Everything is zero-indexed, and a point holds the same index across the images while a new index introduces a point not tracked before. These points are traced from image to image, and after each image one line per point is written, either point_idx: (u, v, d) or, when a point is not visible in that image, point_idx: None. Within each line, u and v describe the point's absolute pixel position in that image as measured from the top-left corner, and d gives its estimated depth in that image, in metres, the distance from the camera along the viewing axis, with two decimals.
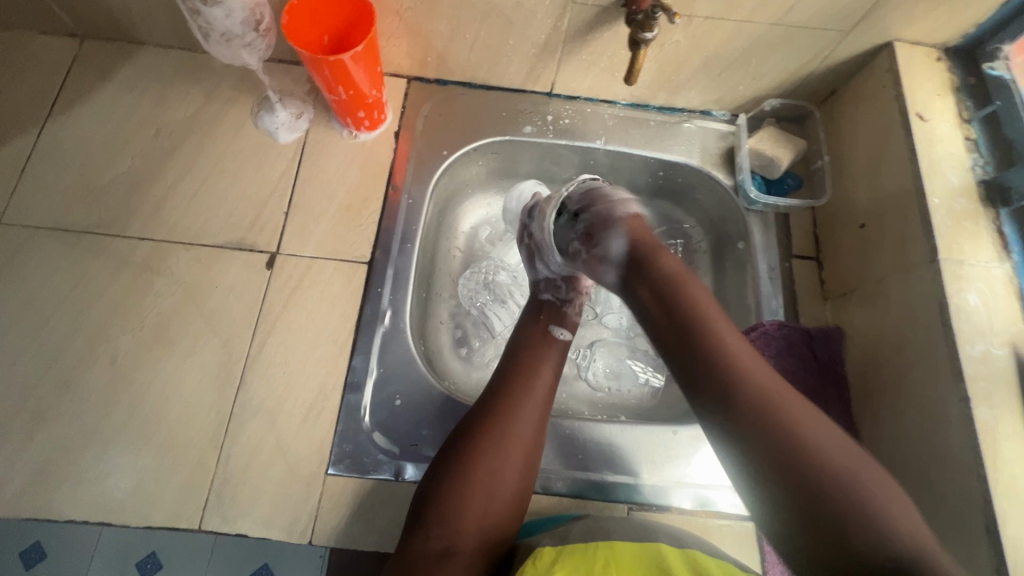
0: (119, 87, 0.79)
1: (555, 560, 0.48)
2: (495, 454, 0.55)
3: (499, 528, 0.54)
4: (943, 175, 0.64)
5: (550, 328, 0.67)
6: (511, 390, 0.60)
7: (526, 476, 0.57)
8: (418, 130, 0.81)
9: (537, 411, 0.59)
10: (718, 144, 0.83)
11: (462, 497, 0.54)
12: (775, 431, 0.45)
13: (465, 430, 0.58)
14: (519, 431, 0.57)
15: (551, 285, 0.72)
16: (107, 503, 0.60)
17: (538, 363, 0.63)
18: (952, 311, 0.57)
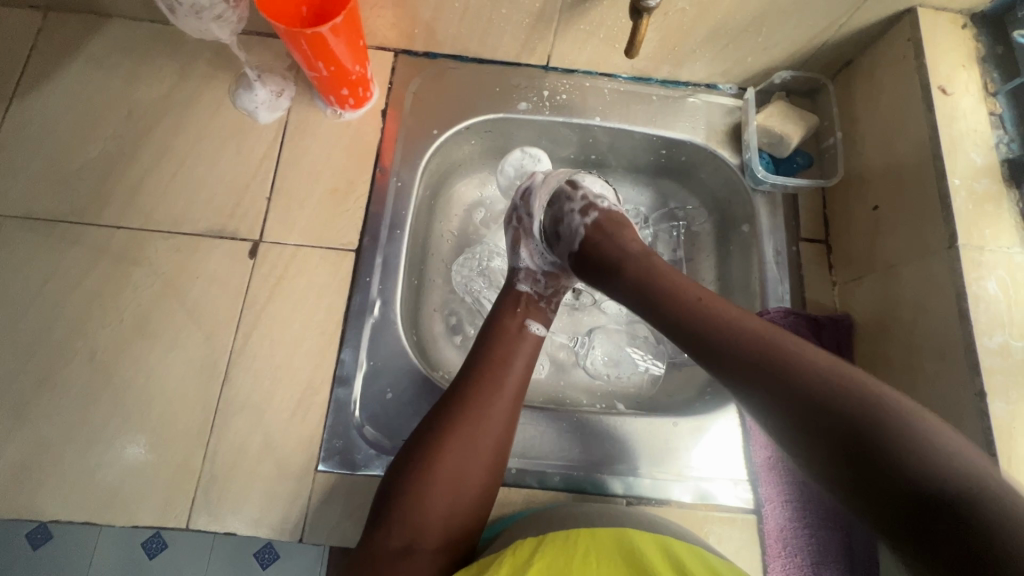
0: (87, 64, 0.74)
1: (533, 551, 0.47)
2: (459, 453, 0.53)
3: (462, 526, 0.53)
4: (965, 154, 0.60)
5: (526, 321, 0.64)
6: (480, 386, 0.56)
7: (492, 473, 0.55)
8: (406, 107, 0.76)
9: (506, 407, 0.56)
10: (724, 120, 0.78)
11: (425, 494, 0.52)
12: (806, 388, 0.41)
13: (429, 425, 0.55)
14: (486, 429, 0.55)
15: (531, 277, 0.68)
16: (91, 502, 0.58)
17: (510, 357, 0.59)
18: (969, 300, 0.54)
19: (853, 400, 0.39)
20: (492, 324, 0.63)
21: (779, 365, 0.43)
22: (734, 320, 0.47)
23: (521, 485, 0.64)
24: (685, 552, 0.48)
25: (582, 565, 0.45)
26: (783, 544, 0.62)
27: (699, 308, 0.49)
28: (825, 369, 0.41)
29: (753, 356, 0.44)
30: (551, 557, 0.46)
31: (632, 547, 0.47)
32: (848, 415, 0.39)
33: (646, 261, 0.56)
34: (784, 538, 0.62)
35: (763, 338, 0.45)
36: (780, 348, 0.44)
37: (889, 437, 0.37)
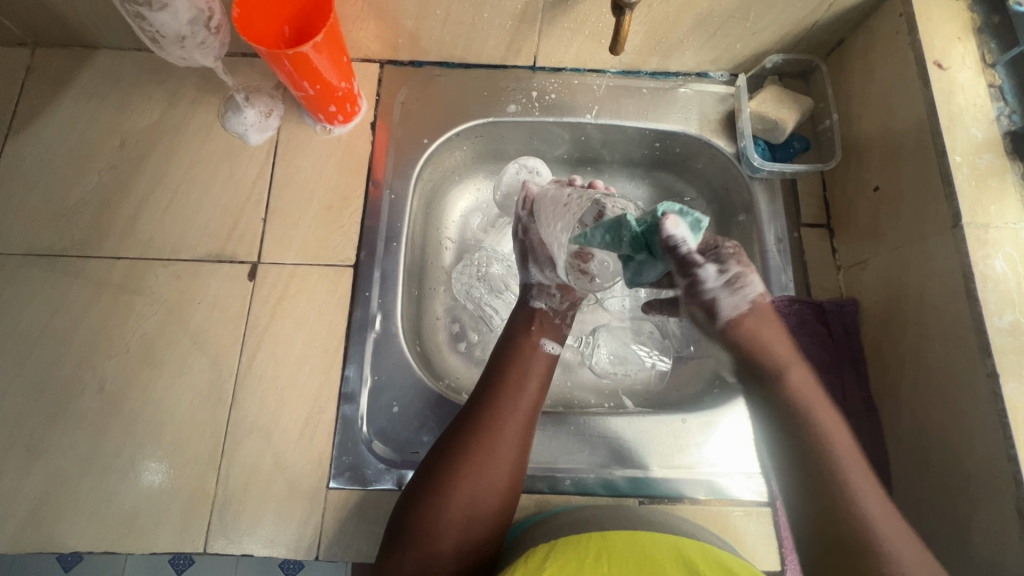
0: (78, 97, 0.74)
1: (546, 557, 0.47)
2: (478, 476, 0.53)
3: (476, 551, 0.52)
4: (965, 129, 0.58)
5: (541, 341, 0.63)
6: (496, 412, 0.56)
7: (508, 498, 0.54)
8: (396, 118, 0.76)
9: (518, 434, 0.56)
10: (717, 108, 0.77)
11: (440, 518, 0.51)
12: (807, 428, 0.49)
13: (448, 446, 0.55)
14: (499, 456, 0.54)
15: (545, 293, 0.67)
16: (110, 533, 0.59)
17: (526, 379, 0.59)
18: (977, 280, 0.53)
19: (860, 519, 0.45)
20: (510, 338, 0.63)
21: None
22: (896, 546, 0.44)
23: (531, 490, 0.64)
24: (700, 558, 0.46)
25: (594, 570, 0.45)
26: None
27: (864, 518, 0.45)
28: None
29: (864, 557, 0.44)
30: (563, 562, 0.46)
31: (638, 555, 0.46)
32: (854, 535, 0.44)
33: (823, 430, 0.49)
34: None
35: (902, 569, 0.43)
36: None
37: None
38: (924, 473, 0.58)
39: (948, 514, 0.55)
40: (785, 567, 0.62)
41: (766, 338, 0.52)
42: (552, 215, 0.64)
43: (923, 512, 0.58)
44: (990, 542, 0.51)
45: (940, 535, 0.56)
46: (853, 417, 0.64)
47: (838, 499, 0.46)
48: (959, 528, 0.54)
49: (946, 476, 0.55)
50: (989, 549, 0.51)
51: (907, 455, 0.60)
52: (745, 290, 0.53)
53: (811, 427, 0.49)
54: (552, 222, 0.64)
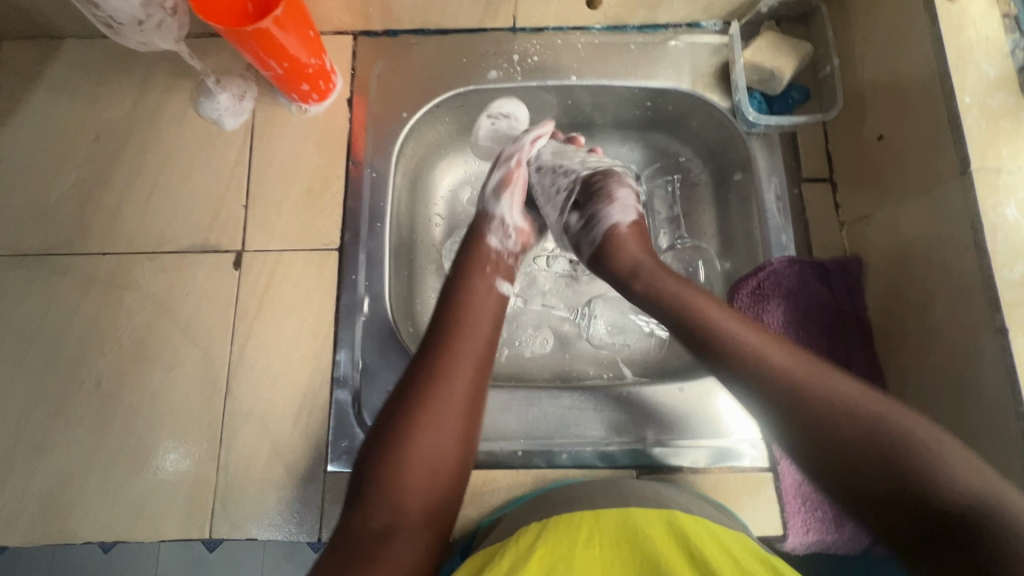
0: (49, 91, 0.73)
1: (538, 537, 0.47)
2: (439, 422, 0.50)
3: (446, 498, 0.49)
4: (976, 66, 0.53)
5: (497, 281, 0.62)
6: (452, 353, 0.53)
7: (472, 440, 0.52)
8: (373, 92, 0.73)
9: (478, 373, 0.53)
10: (710, 61, 0.73)
11: (406, 468, 0.48)
12: (736, 352, 0.48)
13: (400, 399, 0.51)
14: (460, 397, 0.51)
15: (502, 230, 0.67)
16: (117, 525, 0.61)
17: (479, 320, 0.57)
18: (986, 230, 0.50)
19: (839, 417, 0.43)
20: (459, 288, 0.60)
21: (926, 477, 0.40)
22: (888, 429, 0.42)
23: (529, 466, 0.63)
24: (716, 553, 0.44)
25: (586, 549, 0.45)
26: (803, 500, 0.61)
27: (834, 409, 0.43)
28: (968, 481, 0.39)
29: (869, 453, 0.41)
30: (554, 541, 0.46)
31: (632, 532, 0.46)
32: (842, 434, 0.42)
33: (742, 343, 0.48)
34: (802, 494, 0.61)
35: (911, 450, 0.41)
36: (942, 468, 0.39)
37: (910, 464, 0.40)
38: None
39: None
40: (787, 530, 0.61)
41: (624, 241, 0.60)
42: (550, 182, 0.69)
43: None
44: None
45: None
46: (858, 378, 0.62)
47: (822, 422, 0.43)
48: None
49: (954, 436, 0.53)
50: None
51: None
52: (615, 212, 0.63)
53: (738, 346, 0.48)
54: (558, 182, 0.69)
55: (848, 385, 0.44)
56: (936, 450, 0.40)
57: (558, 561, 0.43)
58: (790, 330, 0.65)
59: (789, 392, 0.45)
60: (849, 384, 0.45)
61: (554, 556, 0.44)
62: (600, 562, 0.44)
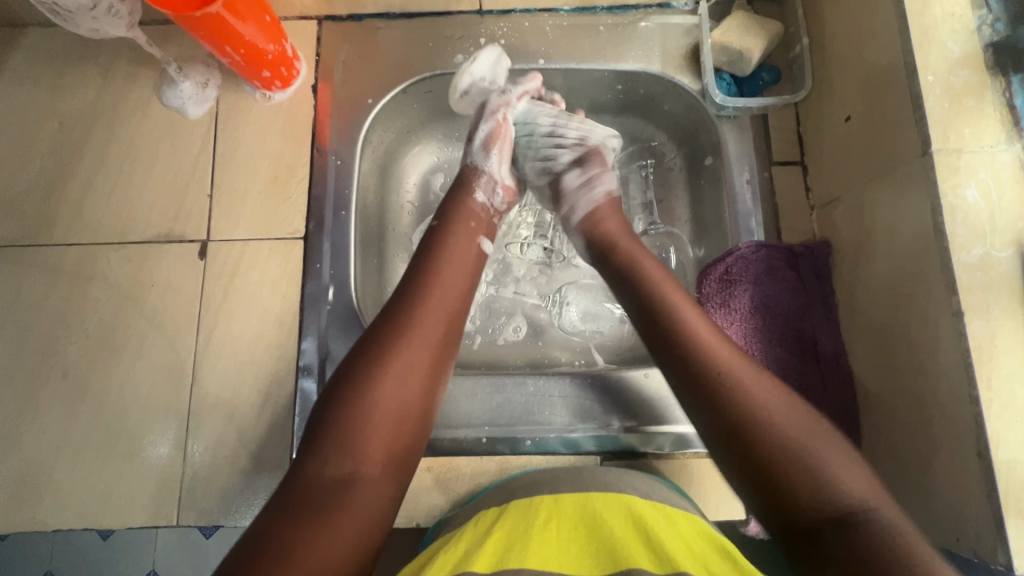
0: (11, 80, 0.72)
1: (495, 522, 0.46)
2: (406, 373, 0.48)
3: (408, 452, 0.48)
4: (940, 44, 0.52)
5: (481, 237, 0.59)
6: (425, 303, 0.51)
7: (436, 397, 0.50)
8: (337, 78, 0.72)
9: (448, 328, 0.51)
10: (680, 42, 0.72)
11: (370, 416, 0.46)
12: (663, 324, 0.50)
13: (370, 345, 0.49)
14: (429, 349, 0.50)
15: (491, 186, 0.64)
16: (86, 512, 0.62)
17: (458, 276, 0.54)
18: (945, 212, 0.49)
19: (742, 406, 0.44)
20: (439, 239, 0.57)
21: (811, 479, 0.40)
22: (788, 428, 0.43)
23: (493, 452, 0.64)
24: (670, 537, 0.43)
25: (541, 535, 0.43)
26: None
27: (741, 403, 0.44)
28: (852, 485, 0.40)
29: (763, 447, 0.42)
30: (511, 525, 0.45)
31: (590, 518, 0.45)
32: (742, 423, 0.43)
33: (679, 315, 0.50)
34: None
35: (808, 451, 0.41)
36: (828, 475, 0.40)
37: (797, 461, 0.41)
38: (889, 417, 0.55)
39: (911, 460, 0.53)
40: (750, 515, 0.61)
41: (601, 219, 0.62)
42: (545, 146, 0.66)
43: (888, 458, 0.56)
44: (949, 485, 0.49)
45: (904, 481, 0.54)
46: (822, 364, 0.62)
47: (726, 406, 0.44)
48: (921, 472, 0.52)
49: (910, 421, 0.53)
50: (948, 496, 0.49)
51: (874, 399, 0.57)
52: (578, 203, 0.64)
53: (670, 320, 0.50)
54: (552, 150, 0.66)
55: (771, 386, 0.45)
56: (830, 456, 0.41)
57: (514, 543, 0.43)
58: (755, 315, 0.64)
59: (701, 369, 0.46)
60: (763, 379, 0.45)
61: (511, 538, 0.44)
62: (555, 545, 0.43)
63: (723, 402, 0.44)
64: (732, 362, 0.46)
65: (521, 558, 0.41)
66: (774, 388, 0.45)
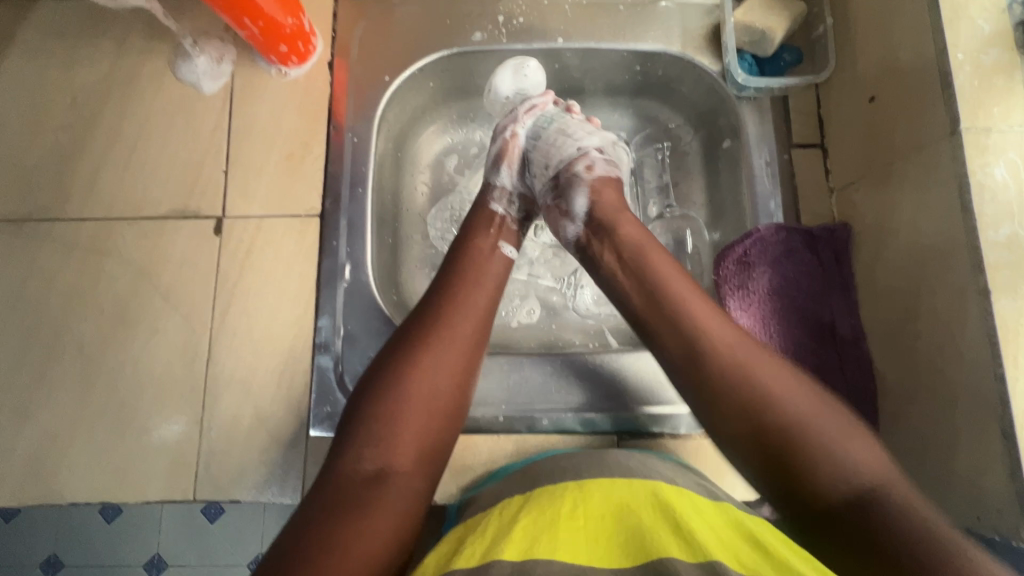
0: (23, 53, 0.71)
1: (519, 510, 0.45)
2: (434, 371, 0.49)
3: (438, 446, 0.49)
4: (970, 22, 0.51)
5: (500, 241, 0.59)
6: (452, 303, 0.52)
7: (465, 394, 0.51)
8: (354, 55, 0.72)
9: (475, 327, 0.52)
10: (701, 23, 0.71)
11: (400, 412, 0.47)
12: (667, 312, 0.50)
13: (399, 345, 0.50)
14: (457, 348, 0.50)
15: (506, 198, 0.64)
16: (102, 487, 0.62)
17: (484, 276, 0.55)
18: (973, 191, 0.49)
19: (751, 393, 0.45)
20: (464, 246, 0.58)
21: (823, 463, 0.42)
22: (797, 411, 0.44)
23: (510, 431, 0.63)
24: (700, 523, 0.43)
25: (569, 524, 0.43)
26: None
27: (751, 390, 0.45)
28: (865, 466, 0.42)
29: (775, 434, 0.44)
30: (537, 514, 0.44)
31: (619, 505, 0.45)
32: (753, 411, 0.45)
33: (681, 300, 0.50)
34: None
35: (819, 433, 0.43)
36: (839, 458, 0.42)
37: (806, 447, 0.43)
38: (910, 397, 0.55)
39: (932, 440, 0.53)
40: (766, 496, 0.61)
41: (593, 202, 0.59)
42: (552, 143, 0.64)
43: (907, 439, 0.56)
44: (971, 464, 0.49)
45: (922, 461, 0.54)
46: (841, 345, 0.61)
47: (736, 398, 0.45)
48: (942, 452, 0.52)
49: (931, 401, 0.53)
50: (970, 475, 0.49)
51: (894, 381, 0.57)
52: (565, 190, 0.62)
53: (672, 308, 0.50)
54: (556, 140, 0.64)
55: (782, 377, 0.46)
56: (841, 443, 0.43)
57: (541, 533, 0.42)
58: (774, 297, 0.64)
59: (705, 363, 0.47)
60: (768, 363, 0.47)
61: (537, 527, 0.43)
62: (584, 535, 0.43)
63: (738, 397, 0.45)
64: (737, 349, 0.47)
65: (551, 552, 0.41)
66: (780, 373, 0.46)
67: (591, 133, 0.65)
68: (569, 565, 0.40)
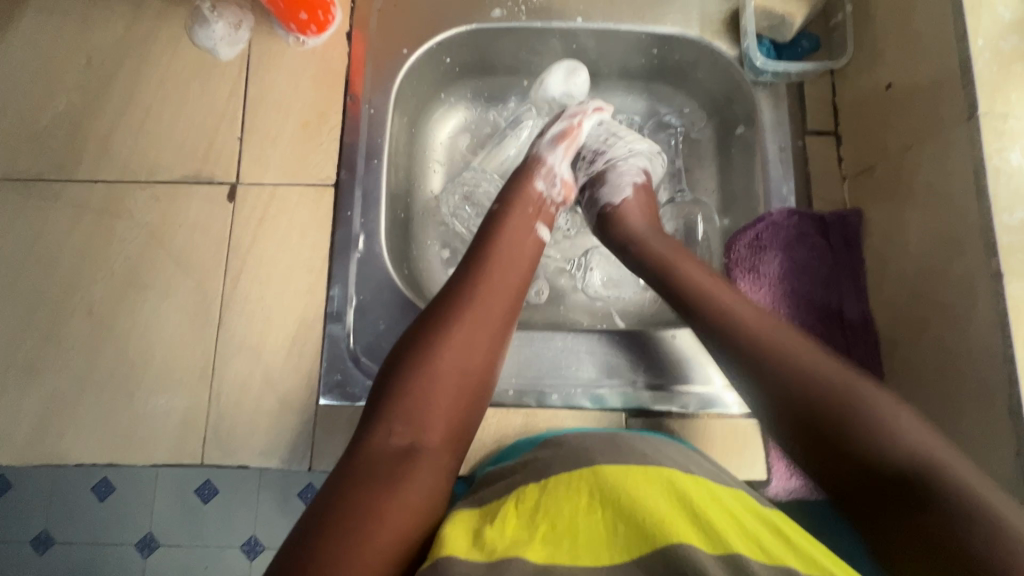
0: (39, 13, 0.71)
1: (536, 506, 0.45)
2: (465, 347, 0.49)
3: (465, 423, 0.49)
4: (991, 9, 0.52)
5: (537, 224, 0.60)
6: (484, 283, 0.52)
7: (494, 373, 0.51)
8: (372, 27, 0.71)
9: (506, 309, 0.52)
10: (719, 7, 0.71)
11: (432, 387, 0.47)
12: (706, 305, 0.53)
13: (431, 321, 0.50)
14: (489, 328, 0.51)
15: (550, 177, 0.65)
16: (109, 449, 0.61)
17: (515, 259, 0.55)
18: (989, 175, 0.49)
19: (787, 364, 0.47)
20: (497, 228, 0.57)
21: (871, 443, 0.42)
22: (836, 383, 0.45)
23: (519, 405, 0.64)
24: (715, 513, 0.42)
25: (587, 526, 0.43)
26: None
27: (786, 359, 0.47)
28: (914, 440, 0.41)
29: (818, 406, 0.44)
30: (554, 514, 0.44)
31: (631, 497, 0.43)
32: (790, 381, 0.46)
33: (716, 297, 0.53)
34: None
35: (863, 408, 0.43)
36: (887, 433, 0.42)
37: (850, 421, 0.43)
38: (917, 380, 0.56)
39: (938, 422, 0.54)
40: (771, 476, 0.61)
41: (629, 213, 0.64)
42: (601, 146, 0.70)
43: None
44: (977, 444, 0.50)
45: None
46: (849, 330, 0.62)
47: (774, 368, 0.47)
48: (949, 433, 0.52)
49: (939, 383, 0.54)
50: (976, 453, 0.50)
51: (901, 365, 0.58)
52: (618, 189, 0.66)
53: (711, 305, 0.53)
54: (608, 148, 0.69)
55: (817, 356, 0.47)
56: (895, 420, 0.42)
57: (563, 537, 0.42)
58: (784, 281, 0.64)
59: (744, 337, 0.50)
60: (802, 342, 0.48)
61: (558, 530, 0.43)
62: (603, 534, 0.42)
63: (772, 371, 0.47)
64: (772, 329, 0.50)
65: (574, 557, 0.40)
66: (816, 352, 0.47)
67: (632, 140, 0.71)
68: (592, 570, 0.40)
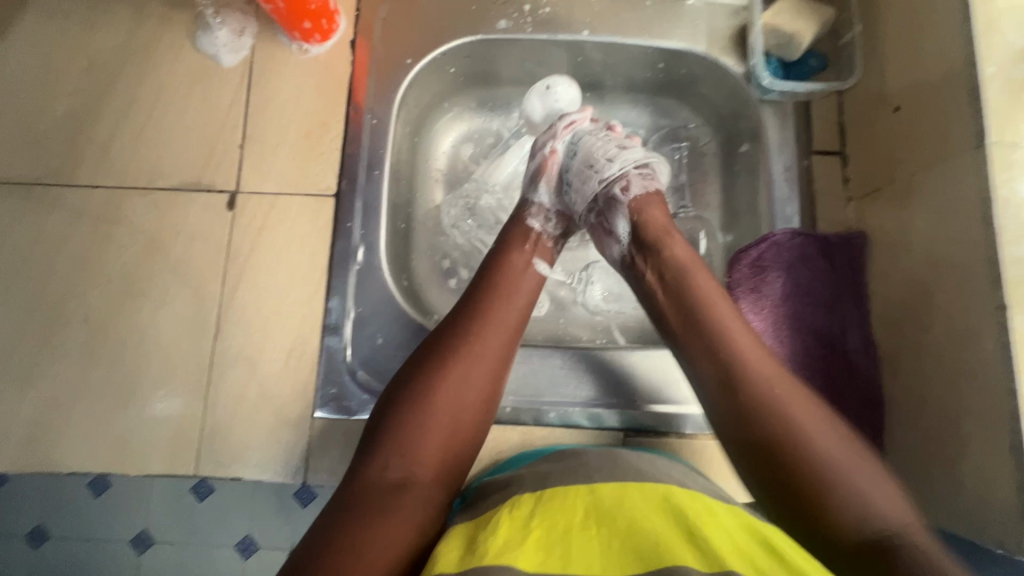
0: (41, 15, 0.70)
1: (532, 513, 0.45)
2: (461, 383, 0.49)
3: (460, 459, 0.48)
4: (1002, 36, 0.51)
5: (535, 257, 0.59)
6: (483, 316, 0.52)
7: (489, 408, 0.50)
8: (377, 36, 0.71)
9: (503, 345, 0.52)
10: (727, 23, 0.71)
11: (427, 422, 0.47)
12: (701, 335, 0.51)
13: (428, 355, 0.50)
14: (485, 362, 0.50)
15: (543, 214, 0.64)
16: (102, 458, 0.61)
17: (516, 292, 0.55)
18: (997, 205, 0.49)
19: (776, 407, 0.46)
20: (499, 262, 0.57)
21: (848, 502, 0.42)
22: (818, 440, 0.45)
23: (517, 423, 0.63)
24: (713, 531, 0.42)
25: (581, 534, 0.42)
26: None
27: (773, 402, 0.46)
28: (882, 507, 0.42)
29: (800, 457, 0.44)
30: (549, 522, 0.44)
31: (626, 513, 0.43)
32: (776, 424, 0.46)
33: (715, 328, 0.51)
34: None
35: (844, 467, 0.44)
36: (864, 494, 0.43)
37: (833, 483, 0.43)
38: (919, 408, 0.56)
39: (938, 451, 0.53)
40: None
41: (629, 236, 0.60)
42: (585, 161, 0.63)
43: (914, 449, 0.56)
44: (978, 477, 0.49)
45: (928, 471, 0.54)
46: (851, 354, 0.61)
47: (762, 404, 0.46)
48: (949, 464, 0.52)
49: (941, 412, 0.53)
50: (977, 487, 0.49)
51: (903, 391, 0.57)
52: (612, 211, 0.61)
53: (708, 334, 0.50)
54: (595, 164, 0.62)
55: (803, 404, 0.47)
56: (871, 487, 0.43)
57: (555, 545, 0.42)
58: (786, 302, 0.64)
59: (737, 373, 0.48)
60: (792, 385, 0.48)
61: (552, 536, 0.43)
62: (596, 544, 0.42)
63: (759, 411, 0.46)
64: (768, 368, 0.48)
65: (565, 565, 0.40)
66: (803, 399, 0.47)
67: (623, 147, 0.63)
68: None
